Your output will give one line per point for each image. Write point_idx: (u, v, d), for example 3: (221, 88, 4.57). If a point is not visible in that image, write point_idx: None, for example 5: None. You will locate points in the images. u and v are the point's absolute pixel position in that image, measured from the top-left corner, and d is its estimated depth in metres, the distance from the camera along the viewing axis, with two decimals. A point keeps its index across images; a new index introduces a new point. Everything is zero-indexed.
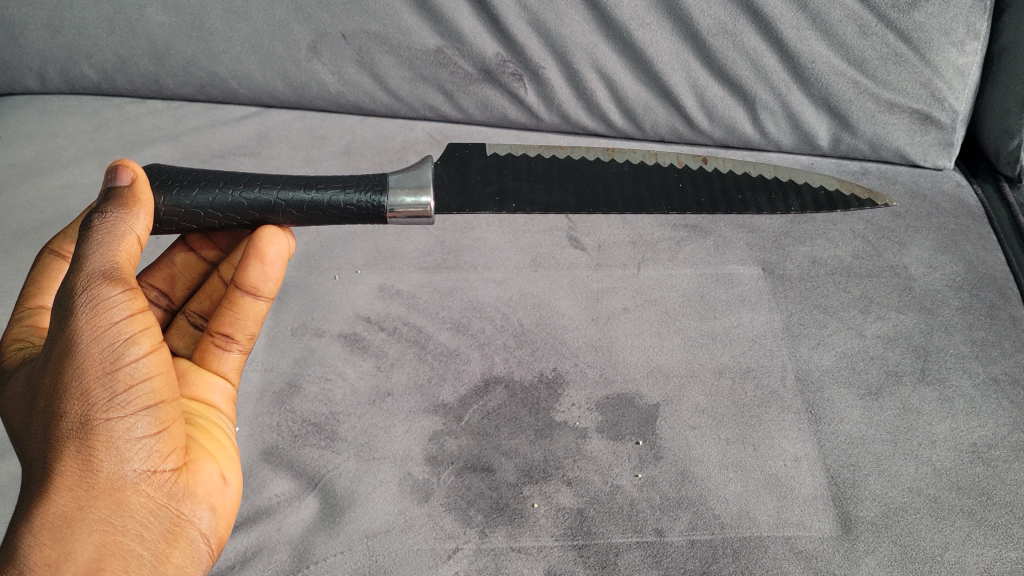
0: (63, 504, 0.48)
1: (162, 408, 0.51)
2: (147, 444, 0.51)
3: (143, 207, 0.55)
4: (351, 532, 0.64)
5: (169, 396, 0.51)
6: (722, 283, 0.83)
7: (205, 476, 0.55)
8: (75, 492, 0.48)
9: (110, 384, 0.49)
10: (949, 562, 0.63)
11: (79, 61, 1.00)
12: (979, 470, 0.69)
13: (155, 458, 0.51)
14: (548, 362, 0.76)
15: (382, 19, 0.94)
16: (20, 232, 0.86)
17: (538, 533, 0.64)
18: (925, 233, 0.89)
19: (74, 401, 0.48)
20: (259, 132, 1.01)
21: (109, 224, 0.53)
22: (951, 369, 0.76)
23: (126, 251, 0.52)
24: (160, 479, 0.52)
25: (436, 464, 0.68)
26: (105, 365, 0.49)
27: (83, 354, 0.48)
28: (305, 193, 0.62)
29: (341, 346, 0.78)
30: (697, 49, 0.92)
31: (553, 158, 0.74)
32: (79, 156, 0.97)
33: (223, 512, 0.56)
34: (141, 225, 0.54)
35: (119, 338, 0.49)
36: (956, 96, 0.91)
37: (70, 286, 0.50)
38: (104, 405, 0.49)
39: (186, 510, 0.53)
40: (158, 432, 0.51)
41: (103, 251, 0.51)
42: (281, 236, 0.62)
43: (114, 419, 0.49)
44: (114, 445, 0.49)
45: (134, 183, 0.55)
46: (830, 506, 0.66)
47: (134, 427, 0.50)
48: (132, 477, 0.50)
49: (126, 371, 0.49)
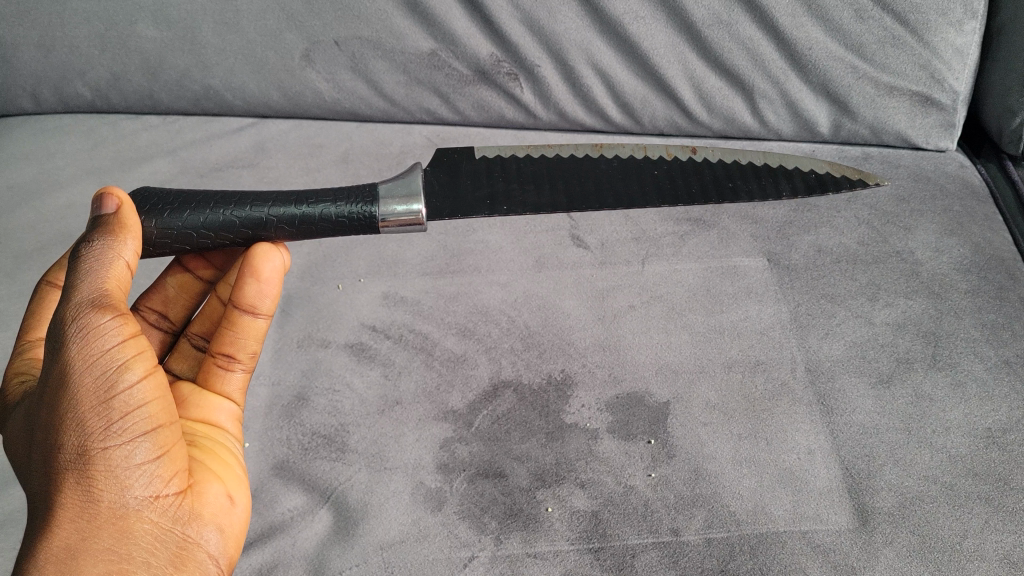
0: (65, 537, 0.47)
1: (160, 433, 0.51)
2: (147, 470, 0.50)
3: (132, 233, 0.55)
4: (366, 544, 0.64)
5: (167, 421, 0.51)
6: (727, 275, 0.83)
7: (210, 498, 0.55)
8: (78, 523, 0.48)
9: (105, 413, 0.49)
10: (969, 550, 0.62)
11: (73, 79, 0.99)
12: (995, 456, 0.68)
13: (157, 483, 0.51)
14: (556, 363, 0.76)
15: (374, 24, 0.93)
16: (20, 255, 0.86)
17: (553, 537, 0.64)
18: (931, 216, 0.89)
19: (71, 432, 0.48)
20: (255, 143, 1.00)
21: (97, 252, 0.53)
22: (962, 354, 0.76)
23: (116, 278, 0.52)
24: (164, 503, 0.51)
25: (448, 472, 0.68)
26: (99, 394, 0.48)
27: (77, 385, 0.48)
28: (297, 208, 0.61)
29: (347, 356, 0.77)
30: (693, 40, 0.91)
31: (541, 157, 0.73)
32: (77, 175, 0.96)
33: (231, 533, 0.56)
34: (130, 251, 0.54)
35: (113, 365, 0.49)
36: (956, 77, 0.90)
37: (60, 318, 0.50)
38: (101, 434, 0.48)
39: (192, 533, 0.53)
40: (158, 457, 0.51)
41: (95, 279, 0.51)
42: (275, 253, 0.62)
43: (113, 447, 0.49)
44: (113, 473, 0.49)
45: (120, 209, 0.55)
46: (845, 497, 0.66)
47: (134, 453, 0.49)
48: (136, 505, 0.50)
49: (121, 399, 0.49)
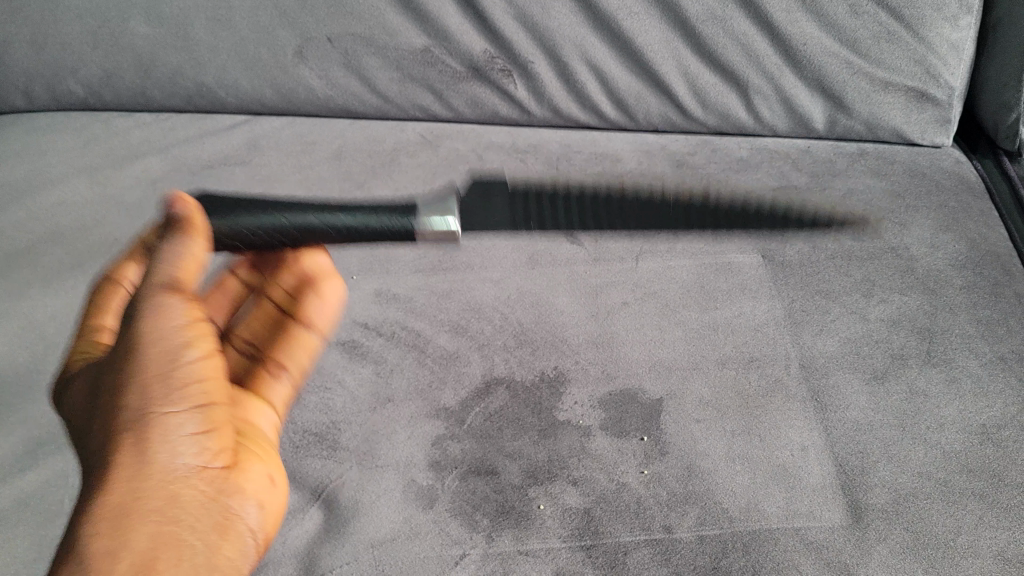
0: (115, 492, 0.46)
1: (216, 407, 0.51)
2: (198, 440, 0.50)
3: (206, 233, 0.56)
4: (357, 543, 0.63)
5: (221, 398, 0.52)
6: (721, 272, 0.83)
7: (255, 477, 0.54)
8: (129, 481, 0.47)
9: (168, 381, 0.49)
10: (963, 547, 0.62)
11: (65, 77, 0.99)
12: (990, 452, 0.68)
13: (206, 454, 0.51)
14: (549, 360, 0.75)
15: (367, 21, 0.93)
16: (12, 253, 0.86)
17: (545, 534, 0.63)
18: (926, 212, 0.88)
19: (131, 394, 0.48)
20: (248, 140, 1.00)
21: (166, 241, 0.54)
22: (957, 350, 0.75)
23: (192, 270, 0.54)
24: (211, 475, 0.51)
25: (440, 470, 0.68)
26: (164, 364, 0.50)
27: (144, 354, 0.49)
28: (337, 215, 0.58)
29: (339, 354, 0.77)
30: (687, 35, 0.91)
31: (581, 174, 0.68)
32: (69, 173, 0.96)
33: (271, 515, 0.55)
34: (201, 246, 0.55)
35: (176, 342, 0.51)
36: (951, 72, 0.90)
37: (136, 299, 0.52)
38: (161, 398, 0.49)
39: (235, 506, 0.51)
40: (211, 431, 0.51)
41: (164, 261, 0.53)
42: (324, 259, 0.70)
43: (171, 412, 0.49)
44: (168, 437, 0.49)
45: (194, 210, 0.56)
46: (839, 494, 0.65)
47: (187, 422, 0.50)
48: (185, 470, 0.49)
49: (183, 372, 0.50)
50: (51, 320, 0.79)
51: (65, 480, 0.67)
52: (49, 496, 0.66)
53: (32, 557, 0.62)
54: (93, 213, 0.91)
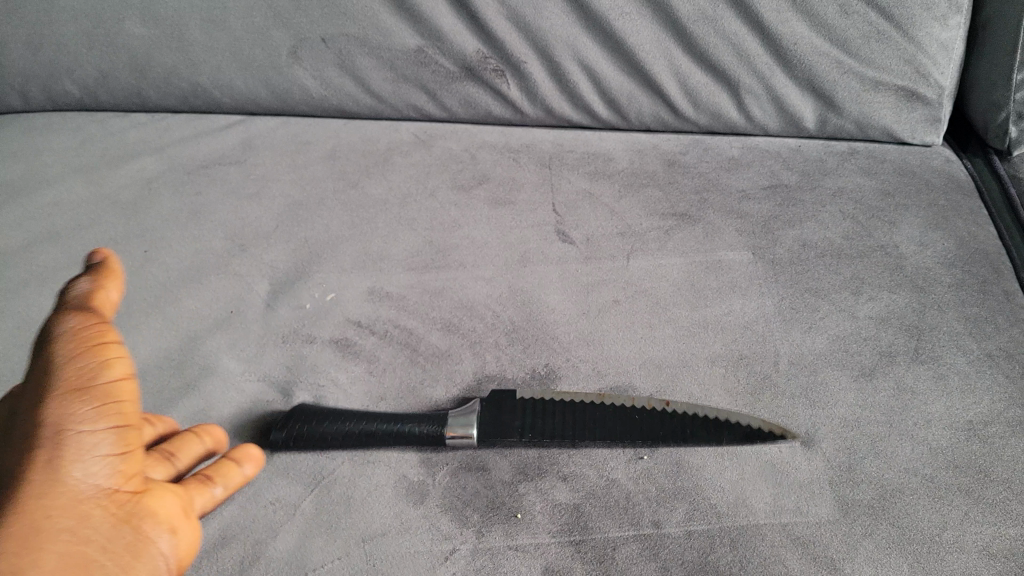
0: (26, 514, 0.47)
1: (127, 431, 0.51)
2: (109, 464, 0.51)
3: (116, 275, 0.57)
4: (348, 537, 0.63)
5: (134, 421, 0.52)
6: (712, 270, 0.84)
7: (165, 501, 0.54)
8: (38, 503, 0.47)
9: (85, 400, 0.49)
10: (948, 542, 0.62)
11: (61, 77, 1.00)
12: (976, 448, 0.68)
13: (116, 478, 0.51)
14: (540, 358, 0.76)
15: (361, 21, 0.94)
16: (7, 252, 0.86)
17: (535, 530, 0.64)
18: (915, 211, 0.89)
19: (45, 413, 0.48)
20: (243, 140, 1.02)
21: (82, 285, 0.55)
22: (945, 348, 0.76)
23: (105, 303, 0.55)
24: (120, 497, 0.51)
25: (431, 466, 0.68)
26: (80, 383, 0.50)
27: (62, 371, 0.50)
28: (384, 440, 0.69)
29: (332, 351, 0.77)
30: (678, 35, 0.91)
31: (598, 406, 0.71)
32: (65, 173, 0.97)
33: (183, 534, 0.54)
34: (113, 289, 0.56)
35: (94, 360, 0.51)
36: (941, 71, 0.91)
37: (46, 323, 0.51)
38: (75, 417, 0.49)
39: (147, 529, 0.52)
40: (122, 454, 0.51)
41: (75, 295, 0.54)
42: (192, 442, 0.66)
43: (84, 433, 0.49)
44: (81, 459, 0.49)
45: (108, 261, 0.58)
46: (826, 490, 0.66)
47: (99, 444, 0.50)
48: (94, 493, 0.50)
49: (100, 390, 0.50)
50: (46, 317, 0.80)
51: None
52: None
53: None
54: (89, 213, 0.92)
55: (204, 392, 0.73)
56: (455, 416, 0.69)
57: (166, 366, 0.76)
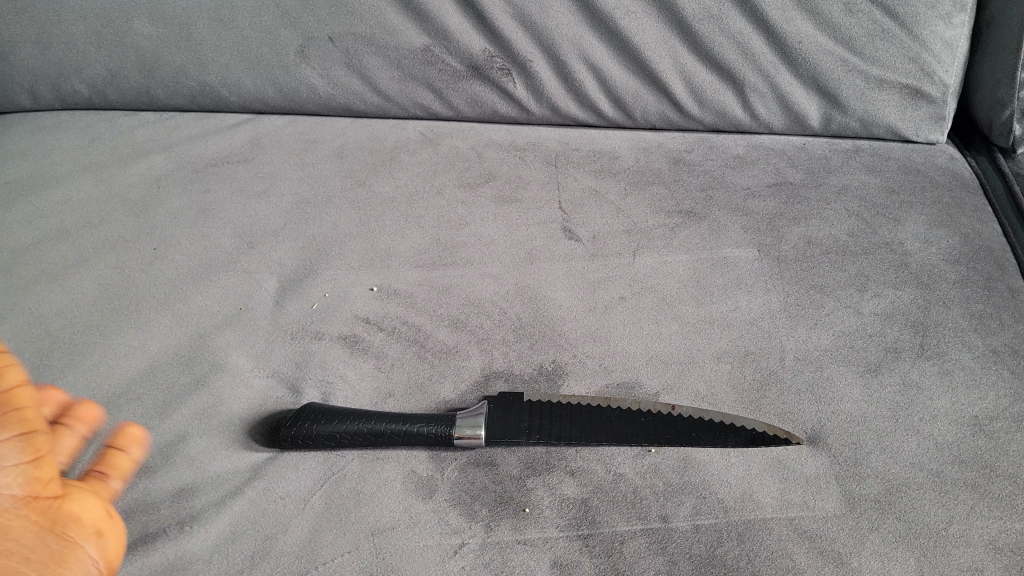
0: None
1: (32, 435, 0.49)
2: (21, 473, 0.48)
3: None
4: (358, 531, 0.63)
5: (37, 423, 0.50)
6: (718, 267, 0.84)
7: (88, 503, 0.52)
8: None
9: None
10: (954, 536, 0.62)
11: (70, 76, 1.01)
12: (982, 443, 0.68)
13: (32, 486, 0.49)
14: (547, 354, 0.76)
15: (368, 20, 0.94)
16: (18, 250, 0.87)
17: (543, 524, 0.64)
18: (920, 208, 0.89)
19: None
20: (251, 138, 1.02)
21: None
22: (950, 343, 0.76)
23: None
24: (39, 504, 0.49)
25: (440, 461, 0.69)
26: None
27: None
28: (401, 424, 0.69)
29: (341, 348, 0.77)
30: (683, 34, 0.92)
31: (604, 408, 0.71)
32: (74, 171, 0.97)
33: (111, 532, 0.54)
34: None
35: None
36: (945, 70, 0.91)
37: None
38: None
39: (74, 534, 0.50)
40: (31, 460, 0.49)
41: None
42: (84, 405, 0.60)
43: None
44: None
45: None
46: (833, 484, 0.66)
47: (7, 454, 0.47)
48: (10, 504, 0.48)
49: None
50: (56, 314, 0.80)
51: None
52: None
53: None
54: (98, 211, 0.92)
55: (214, 388, 0.74)
56: (463, 416, 0.70)
57: (176, 362, 0.76)
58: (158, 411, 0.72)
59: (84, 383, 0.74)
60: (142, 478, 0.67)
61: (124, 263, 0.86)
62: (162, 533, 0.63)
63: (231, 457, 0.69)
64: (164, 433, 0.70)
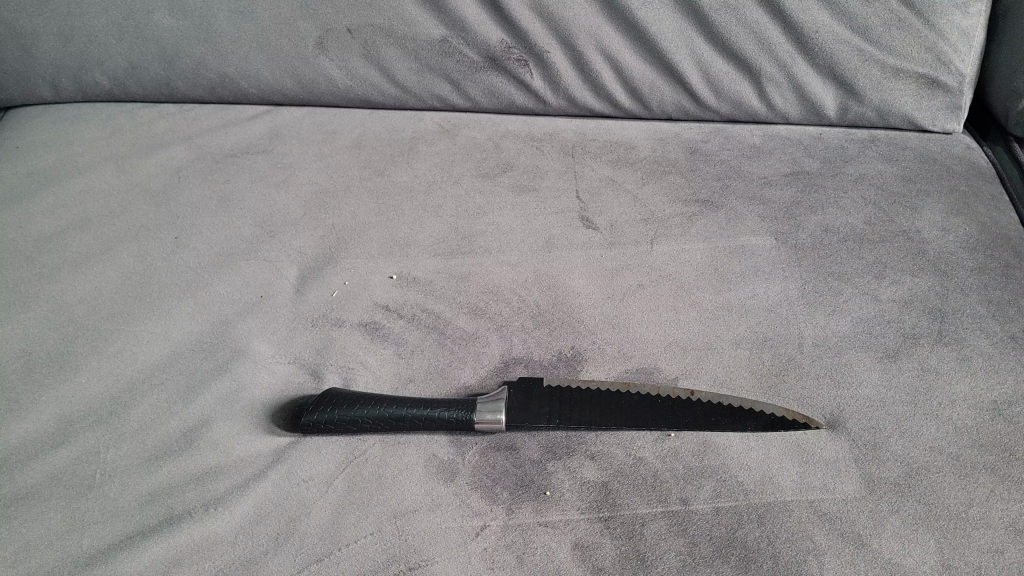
0: None
1: None
2: None
3: None
4: (380, 514, 0.64)
5: None
6: (736, 253, 0.85)
7: None
8: None
9: None
10: (975, 518, 0.61)
11: (91, 68, 1.02)
12: (1001, 426, 0.68)
13: None
14: (567, 339, 0.77)
15: (386, 12, 0.95)
16: (42, 239, 0.88)
17: (563, 507, 0.64)
18: (937, 197, 0.90)
19: None
20: (270, 129, 1.03)
21: None
22: (968, 329, 0.76)
23: None
24: None
25: (460, 445, 0.69)
26: None
27: None
28: (419, 407, 0.69)
29: (361, 334, 0.78)
30: (700, 24, 0.92)
31: (623, 393, 0.72)
32: (96, 162, 0.99)
33: None
34: None
35: None
36: (962, 59, 0.91)
37: None
38: None
39: None
40: None
41: None
42: None
43: None
44: None
45: None
46: (853, 467, 0.65)
47: None
48: None
49: None
50: (80, 302, 0.81)
51: (96, 456, 0.68)
52: (80, 469, 0.67)
53: (66, 529, 0.63)
54: (120, 201, 0.93)
55: (237, 373, 0.75)
56: (484, 401, 0.70)
57: (198, 349, 0.77)
58: (182, 395, 0.73)
59: (109, 368, 0.75)
60: (165, 460, 0.68)
61: (146, 253, 0.87)
62: (186, 515, 0.64)
63: (253, 441, 0.70)
64: (188, 417, 0.71)
